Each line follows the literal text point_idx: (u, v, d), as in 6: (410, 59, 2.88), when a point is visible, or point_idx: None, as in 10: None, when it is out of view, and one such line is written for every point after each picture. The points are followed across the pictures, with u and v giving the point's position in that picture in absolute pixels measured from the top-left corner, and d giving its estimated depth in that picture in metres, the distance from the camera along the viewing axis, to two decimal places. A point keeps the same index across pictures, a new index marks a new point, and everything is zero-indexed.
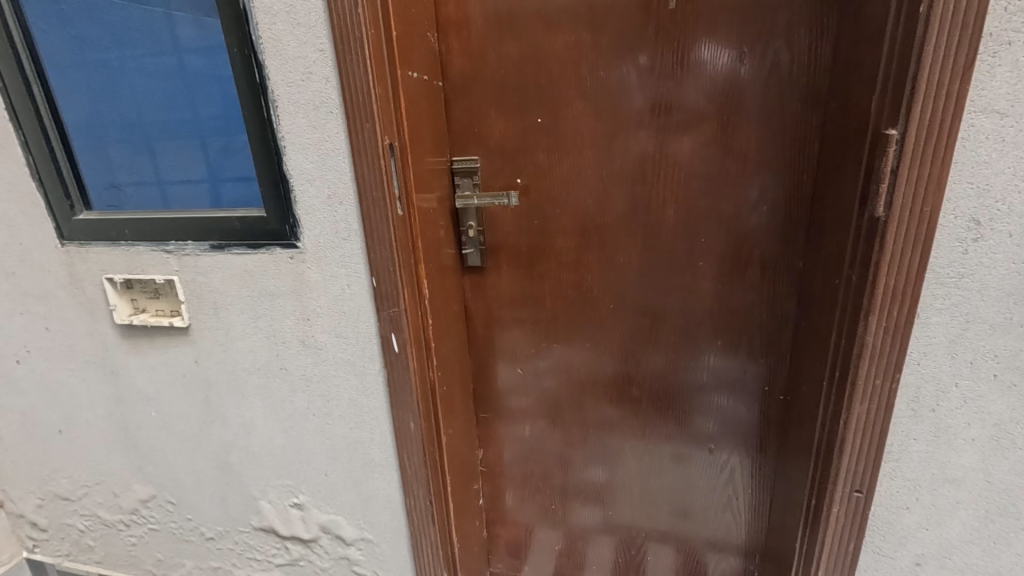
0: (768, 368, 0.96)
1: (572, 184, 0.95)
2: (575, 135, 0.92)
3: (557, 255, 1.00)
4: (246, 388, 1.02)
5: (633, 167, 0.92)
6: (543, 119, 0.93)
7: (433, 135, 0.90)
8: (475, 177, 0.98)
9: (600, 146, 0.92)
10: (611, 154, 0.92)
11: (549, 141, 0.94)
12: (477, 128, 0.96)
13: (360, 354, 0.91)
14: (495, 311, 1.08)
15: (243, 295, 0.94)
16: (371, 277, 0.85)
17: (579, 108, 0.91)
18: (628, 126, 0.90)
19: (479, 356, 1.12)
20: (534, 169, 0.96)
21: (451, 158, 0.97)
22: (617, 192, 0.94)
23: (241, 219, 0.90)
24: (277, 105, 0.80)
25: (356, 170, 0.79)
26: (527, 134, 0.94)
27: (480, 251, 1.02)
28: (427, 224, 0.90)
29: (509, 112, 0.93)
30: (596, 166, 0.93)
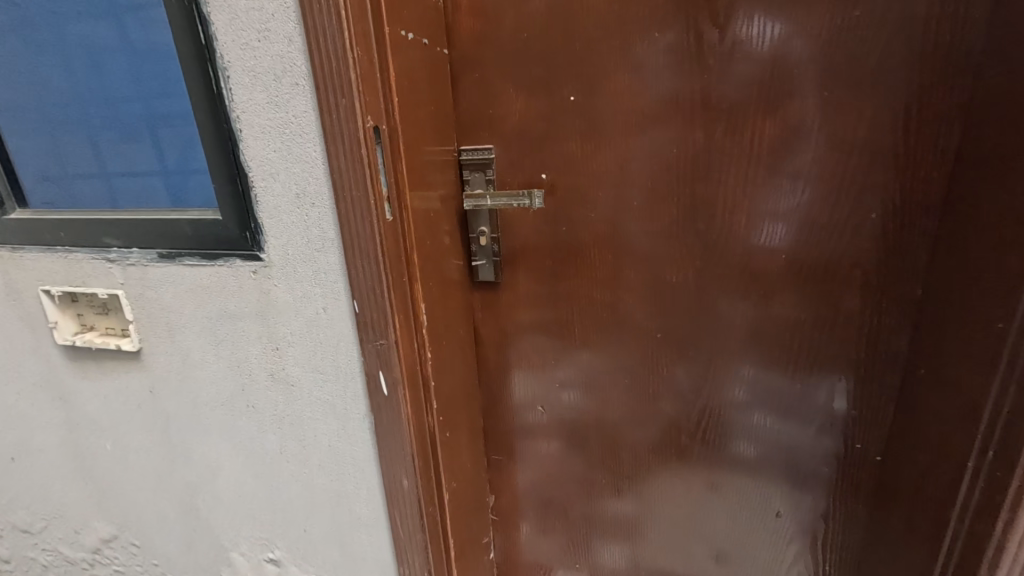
0: (861, 419, 0.74)
1: (612, 181, 0.75)
2: (617, 118, 0.72)
3: (590, 269, 0.80)
4: (209, 425, 0.84)
5: (693, 160, 0.71)
6: (575, 97, 0.72)
7: (435, 117, 0.71)
8: (488, 172, 0.78)
9: (649, 132, 0.71)
10: (664, 143, 0.71)
11: (584, 125, 0.73)
12: (491, 109, 0.76)
13: (341, 393, 0.72)
14: (511, 335, 0.88)
15: (199, 316, 0.76)
16: (352, 299, 0.66)
17: (623, 82, 0.70)
18: (687, 106, 0.69)
19: (491, 387, 0.93)
20: (563, 161, 0.76)
21: (459, 148, 0.77)
22: (670, 192, 0.73)
23: (192, 223, 0.71)
24: (229, 76, 0.61)
25: (330, 161, 0.60)
26: (554, 117, 0.74)
27: (494, 263, 0.83)
28: (427, 231, 0.71)
29: (532, 88, 0.73)
30: (643, 158, 0.73)
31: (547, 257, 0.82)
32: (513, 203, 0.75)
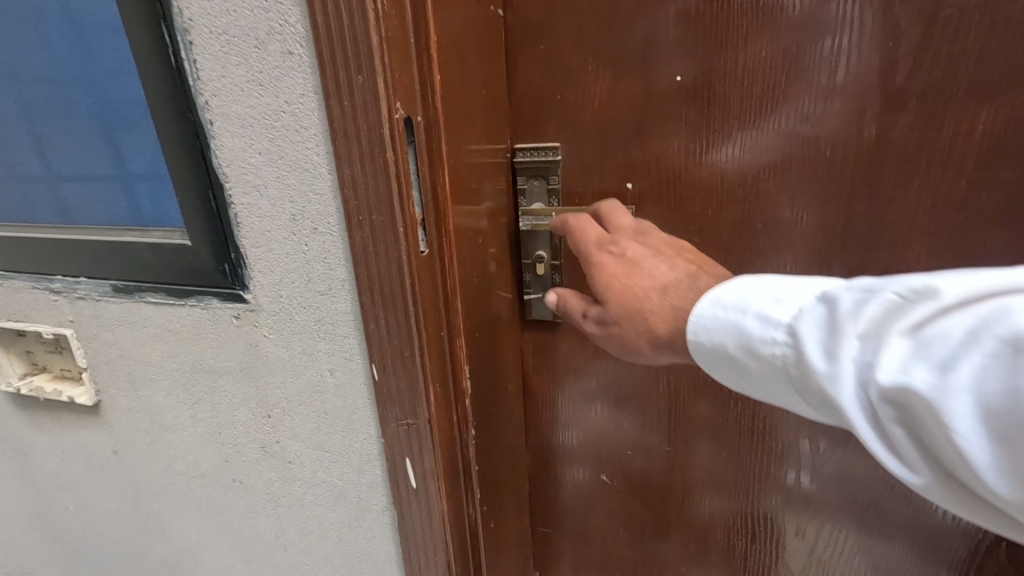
0: None
1: (725, 196, 0.55)
2: (739, 108, 0.52)
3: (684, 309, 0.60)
4: (187, 498, 0.66)
5: (847, 168, 0.50)
6: (681, 78, 0.52)
7: (486, 106, 0.51)
8: (551, 180, 0.59)
9: (786, 126, 0.51)
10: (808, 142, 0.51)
11: (692, 117, 0.53)
12: (560, 94, 0.56)
13: (355, 478, 0.54)
14: (570, 386, 0.69)
15: (169, 369, 0.57)
16: (371, 362, 0.47)
17: (754, 56, 0.50)
18: (848, 90, 0.49)
19: (541, 446, 0.74)
20: (653, 167, 0.56)
21: (514, 149, 0.58)
22: (807, 209, 0.53)
23: (154, 248, 0.52)
24: (190, 41, 0.41)
25: (341, 170, 0.40)
26: (649, 104, 0.54)
27: None
28: (471, 266, 0.51)
29: (619, 65, 0.54)
30: (775, 162, 0.52)
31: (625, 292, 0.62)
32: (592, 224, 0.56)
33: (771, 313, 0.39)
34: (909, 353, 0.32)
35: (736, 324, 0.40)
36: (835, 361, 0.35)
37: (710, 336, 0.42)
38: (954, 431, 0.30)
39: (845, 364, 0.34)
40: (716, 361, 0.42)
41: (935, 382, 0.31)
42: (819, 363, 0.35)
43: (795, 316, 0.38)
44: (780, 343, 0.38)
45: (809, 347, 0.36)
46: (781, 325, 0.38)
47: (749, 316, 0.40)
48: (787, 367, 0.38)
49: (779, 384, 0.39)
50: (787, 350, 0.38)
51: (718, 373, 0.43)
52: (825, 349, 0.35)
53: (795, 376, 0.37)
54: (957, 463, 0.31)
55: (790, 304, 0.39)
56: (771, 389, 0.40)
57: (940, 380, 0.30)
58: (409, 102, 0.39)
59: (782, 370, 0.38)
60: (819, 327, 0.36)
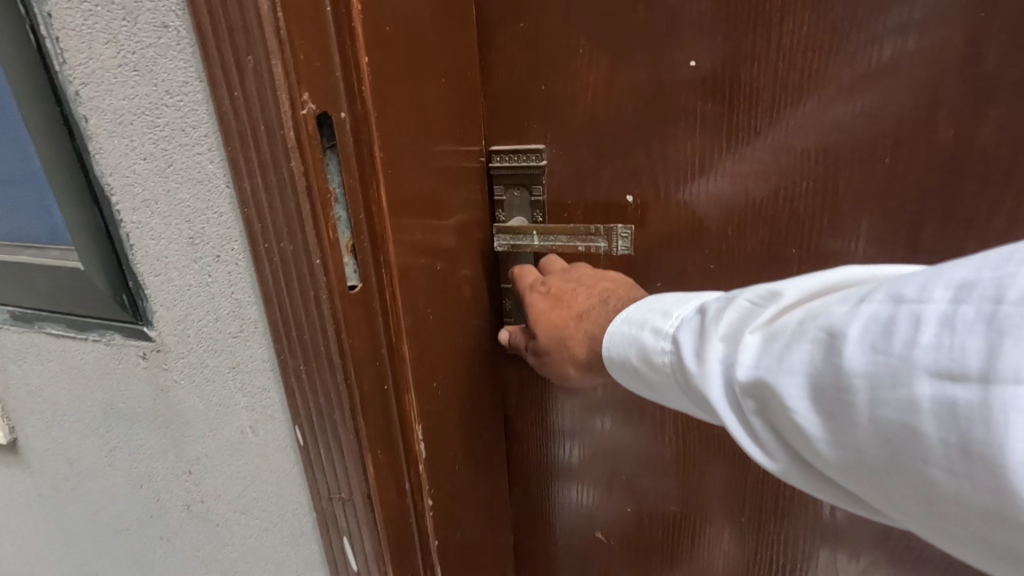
0: None
1: (750, 210, 0.44)
2: (771, 102, 0.41)
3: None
4: (116, 551, 0.57)
5: (909, 178, 0.40)
6: (695, 63, 0.42)
7: (450, 99, 0.42)
8: (535, 189, 0.48)
9: (829, 126, 0.40)
10: (857, 146, 0.40)
11: (709, 113, 0.43)
12: (546, 84, 0.46)
13: (290, 551, 0.44)
14: (557, 427, 0.59)
15: (79, 410, 0.48)
16: (297, 421, 0.37)
17: (790, 35, 0.39)
18: (914, 77, 0.38)
19: (526, 493, 0.64)
20: (660, 174, 0.45)
21: (491, 151, 0.48)
22: (852, 230, 0.42)
23: (48, 270, 0.43)
24: (48, 12, 0.31)
25: (240, 181, 0.30)
26: (655, 97, 0.43)
27: None
28: (428, 299, 0.41)
29: (618, 48, 0.43)
30: (814, 171, 0.42)
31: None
32: (583, 247, 0.47)
33: (661, 322, 0.36)
34: (756, 350, 0.29)
35: (633, 338, 0.37)
36: (707, 363, 0.31)
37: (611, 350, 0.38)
38: (797, 421, 0.27)
39: (712, 365, 0.31)
40: (625, 377, 0.38)
41: (771, 374, 0.28)
42: (694, 365, 0.32)
43: (677, 325, 0.35)
44: (666, 351, 0.35)
45: (686, 355, 0.33)
46: (663, 332, 0.35)
47: (643, 329, 0.36)
48: (675, 376, 0.34)
49: (674, 395, 0.35)
50: (670, 355, 0.34)
51: (630, 390, 0.39)
52: (697, 354, 0.32)
53: (681, 384, 0.34)
54: (808, 450, 0.27)
55: (675, 312, 0.36)
56: (663, 397, 0.37)
57: (778, 369, 0.27)
58: (326, 91, 0.29)
59: (675, 381, 0.34)
60: (695, 333, 0.33)
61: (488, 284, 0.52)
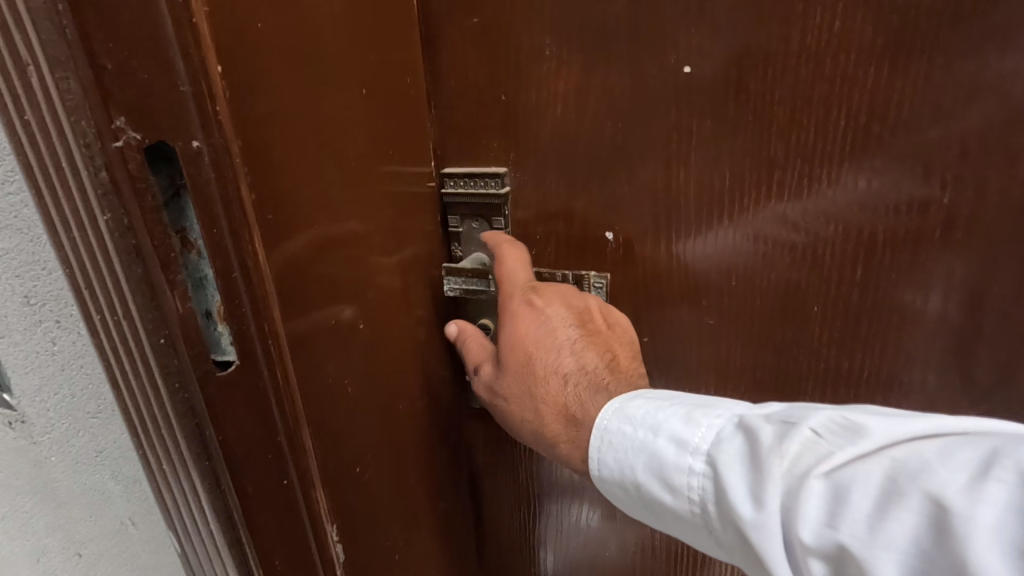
0: None
1: (760, 249, 0.36)
2: (787, 118, 0.33)
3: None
4: None
5: (963, 215, 0.31)
6: (689, 69, 0.33)
7: (382, 113, 0.33)
8: (496, 222, 0.41)
9: (862, 149, 0.32)
10: (895, 174, 0.32)
11: (709, 132, 0.34)
12: (506, 94, 0.37)
13: None
14: (531, 491, 0.51)
15: None
16: (169, 527, 0.29)
17: (812, 33, 0.31)
18: (972, 89, 0.29)
19: (497, 561, 0.55)
20: (649, 204, 0.37)
21: (444, 174, 0.40)
22: (883, 281, 0.34)
23: None
24: None
25: (50, 232, 0.22)
26: (642, 111, 0.35)
27: None
28: (351, 365, 0.33)
29: (595, 50, 0.35)
30: (841, 204, 0.33)
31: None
32: None
33: (687, 434, 0.27)
34: (830, 508, 0.21)
35: (643, 446, 0.29)
36: (758, 509, 0.23)
37: (614, 455, 0.30)
38: None
39: (768, 515, 0.23)
40: (619, 490, 0.30)
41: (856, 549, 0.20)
42: (739, 506, 0.24)
43: (710, 441, 0.27)
44: (695, 476, 0.26)
45: (727, 487, 0.24)
46: (693, 449, 0.27)
47: (659, 437, 0.28)
48: (700, 509, 0.26)
49: (691, 529, 0.27)
50: (702, 481, 0.26)
51: (625, 508, 0.31)
52: (742, 492, 0.24)
53: (711, 519, 0.26)
54: None
55: (703, 420, 0.28)
56: (670, 525, 0.28)
57: (868, 542, 0.20)
58: (167, 113, 0.21)
59: (701, 515, 0.26)
60: (739, 459, 0.25)
61: (445, 327, 0.44)
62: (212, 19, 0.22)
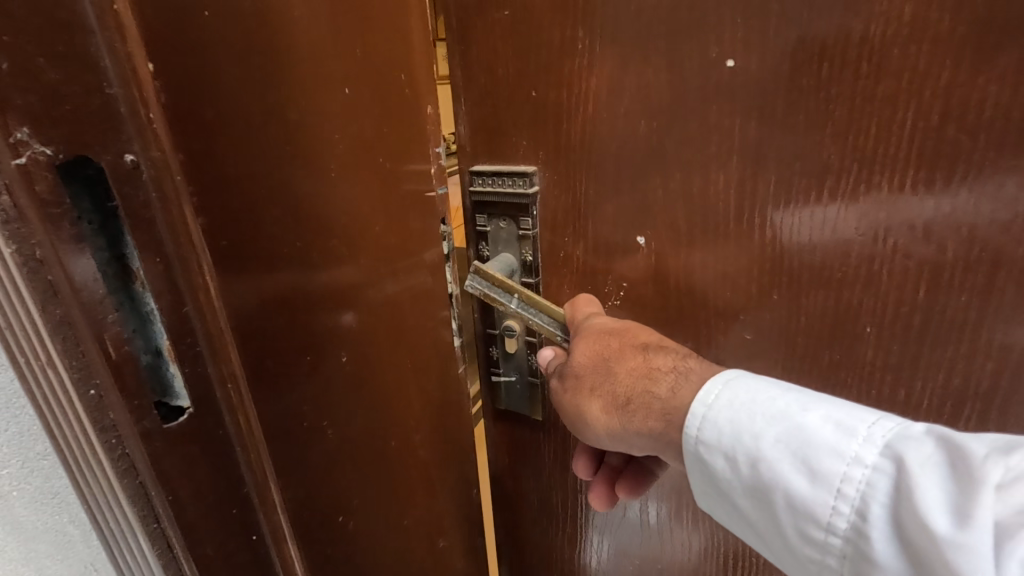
0: None
1: (818, 274, 0.30)
2: (856, 120, 0.27)
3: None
4: None
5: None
6: (734, 62, 0.28)
7: (372, 116, 0.28)
8: (524, 222, 0.36)
9: (950, 161, 0.26)
10: (998, 191, 0.26)
11: (757, 136, 0.29)
12: (537, 90, 0.33)
13: None
14: (556, 517, 0.44)
15: None
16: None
17: (890, 18, 0.25)
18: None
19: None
20: (683, 219, 0.32)
21: (472, 172, 0.36)
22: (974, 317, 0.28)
23: None
24: None
25: None
26: (678, 113, 0.30)
27: (523, 398, 0.41)
28: (335, 405, 0.29)
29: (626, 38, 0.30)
30: (919, 224, 0.27)
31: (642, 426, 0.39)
32: None
33: (861, 424, 0.21)
34: None
35: (783, 417, 0.22)
36: (970, 533, 0.17)
37: (740, 417, 0.23)
38: None
39: (974, 535, 0.17)
40: (721, 465, 0.23)
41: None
42: (939, 527, 0.18)
43: (894, 438, 0.20)
44: (868, 488, 0.20)
45: (933, 520, 0.18)
46: (864, 440, 0.20)
47: (811, 414, 0.22)
48: (853, 513, 0.20)
49: (813, 544, 0.21)
50: (875, 486, 0.20)
51: (709, 503, 0.25)
52: (938, 503, 0.18)
53: (875, 534, 0.19)
54: None
55: (877, 421, 0.21)
56: (778, 520, 0.22)
57: None
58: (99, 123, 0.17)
59: (867, 550, 0.19)
60: (943, 471, 0.19)
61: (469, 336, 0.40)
62: (145, 9, 0.18)
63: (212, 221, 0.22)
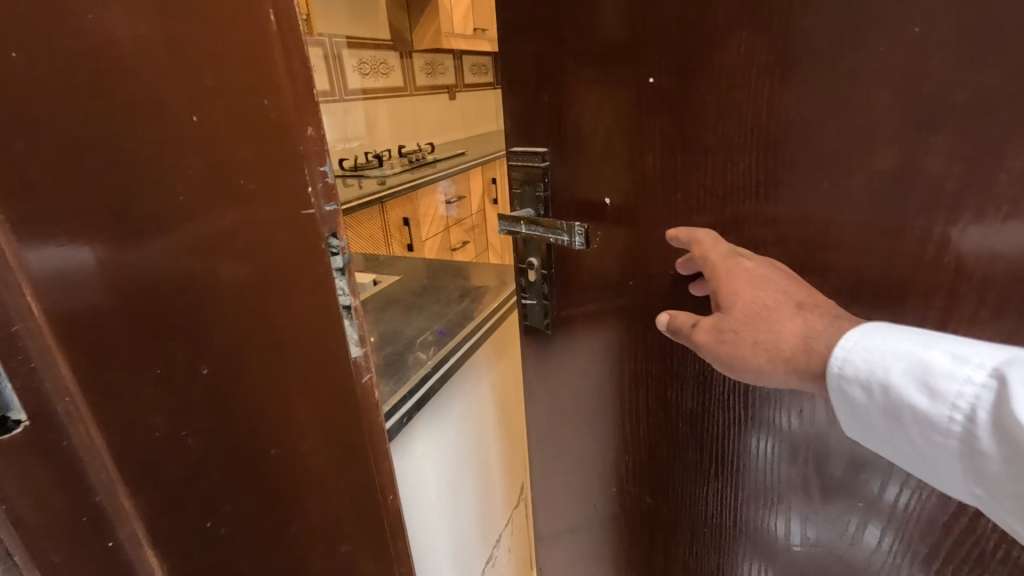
0: None
1: (707, 212, 0.42)
2: (735, 108, 0.38)
3: (763, 495, 0.49)
4: None
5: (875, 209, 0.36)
6: (655, 78, 0.41)
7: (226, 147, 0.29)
8: (539, 185, 0.51)
9: (781, 142, 0.37)
10: (794, 166, 0.37)
11: (662, 120, 0.42)
12: (547, 93, 0.47)
13: None
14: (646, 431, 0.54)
15: None
16: None
17: (737, 34, 0.37)
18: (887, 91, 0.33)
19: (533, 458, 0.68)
20: (648, 177, 0.44)
21: (508, 149, 0.51)
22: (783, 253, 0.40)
23: None
24: None
25: None
26: (620, 106, 0.43)
27: (545, 312, 0.56)
28: (194, 415, 0.31)
29: (591, 62, 0.44)
30: (761, 178, 0.39)
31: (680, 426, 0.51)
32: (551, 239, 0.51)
33: (971, 351, 0.28)
34: None
35: (908, 352, 0.30)
36: None
37: (873, 353, 0.30)
38: None
39: None
40: (863, 393, 0.31)
41: None
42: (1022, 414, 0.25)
43: (1000, 359, 0.27)
44: (971, 393, 0.27)
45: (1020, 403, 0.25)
46: (976, 363, 0.28)
47: (933, 349, 0.29)
48: (965, 418, 0.28)
49: (936, 441, 0.29)
50: (975, 393, 0.27)
51: (843, 418, 0.32)
52: None
53: (981, 428, 0.27)
54: None
55: (946, 345, 0.29)
56: (910, 428, 0.30)
57: None
58: None
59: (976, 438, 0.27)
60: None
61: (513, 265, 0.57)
62: None
63: (29, 234, 0.26)
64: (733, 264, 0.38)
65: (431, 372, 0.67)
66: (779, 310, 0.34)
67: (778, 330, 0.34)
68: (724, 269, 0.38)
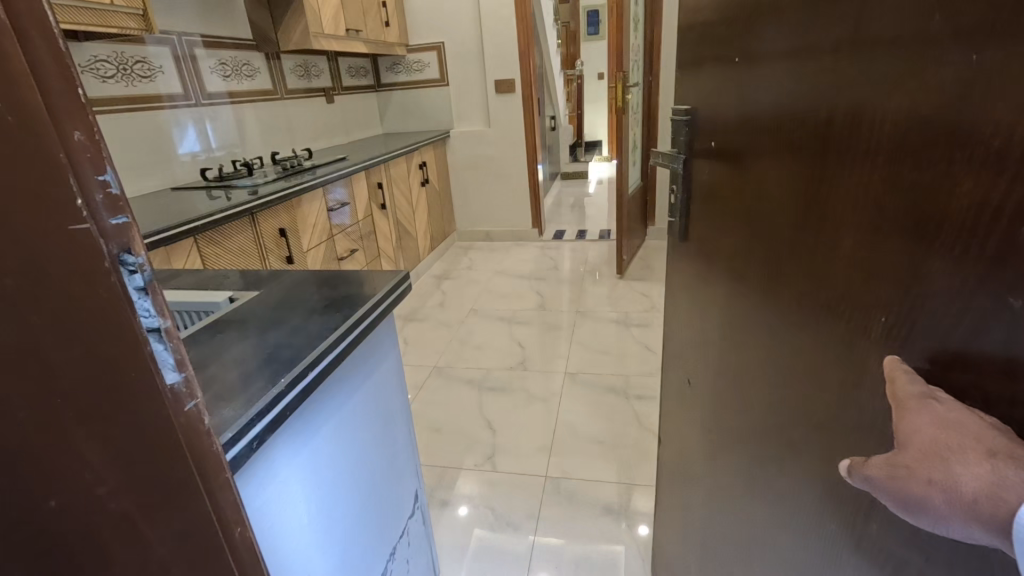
0: (813, 455, 0.60)
1: (734, 133, 0.72)
2: (755, 74, 0.65)
3: (749, 372, 0.74)
4: None
5: (794, 135, 0.58)
6: (740, 59, 0.68)
7: None
8: (679, 132, 0.89)
9: (750, 101, 0.67)
10: (751, 115, 0.67)
11: (736, 80, 0.70)
12: (702, 68, 0.81)
13: None
14: (720, 286, 0.82)
15: None
16: None
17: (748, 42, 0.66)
18: (808, 70, 0.54)
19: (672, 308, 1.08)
20: (731, 124, 0.73)
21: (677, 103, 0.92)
22: (763, 152, 0.65)
23: None
24: None
25: None
26: (721, 70, 0.74)
27: (683, 221, 0.95)
28: None
29: (713, 49, 0.76)
30: (748, 114, 0.68)
31: (731, 315, 0.79)
32: (676, 166, 0.92)
33: None
34: None
35: None
36: None
37: None
38: None
39: None
40: None
41: None
42: None
43: None
44: None
45: None
46: None
47: None
48: None
49: None
50: None
51: None
52: None
53: None
54: None
55: None
56: None
57: None
58: None
59: None
60: None
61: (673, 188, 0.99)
62: None
63: None
64: (901, 414, 0.42)
65: (285, 390, 0.63)
66: (967, 456, 0.36)
67: (959, 473, 0.36)
68: (912, 402, 0.41)
